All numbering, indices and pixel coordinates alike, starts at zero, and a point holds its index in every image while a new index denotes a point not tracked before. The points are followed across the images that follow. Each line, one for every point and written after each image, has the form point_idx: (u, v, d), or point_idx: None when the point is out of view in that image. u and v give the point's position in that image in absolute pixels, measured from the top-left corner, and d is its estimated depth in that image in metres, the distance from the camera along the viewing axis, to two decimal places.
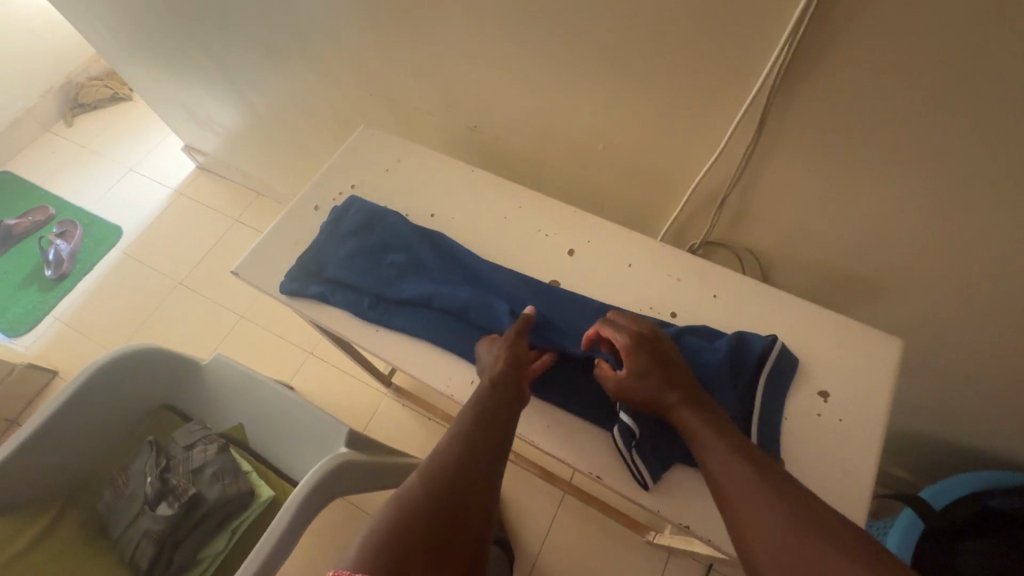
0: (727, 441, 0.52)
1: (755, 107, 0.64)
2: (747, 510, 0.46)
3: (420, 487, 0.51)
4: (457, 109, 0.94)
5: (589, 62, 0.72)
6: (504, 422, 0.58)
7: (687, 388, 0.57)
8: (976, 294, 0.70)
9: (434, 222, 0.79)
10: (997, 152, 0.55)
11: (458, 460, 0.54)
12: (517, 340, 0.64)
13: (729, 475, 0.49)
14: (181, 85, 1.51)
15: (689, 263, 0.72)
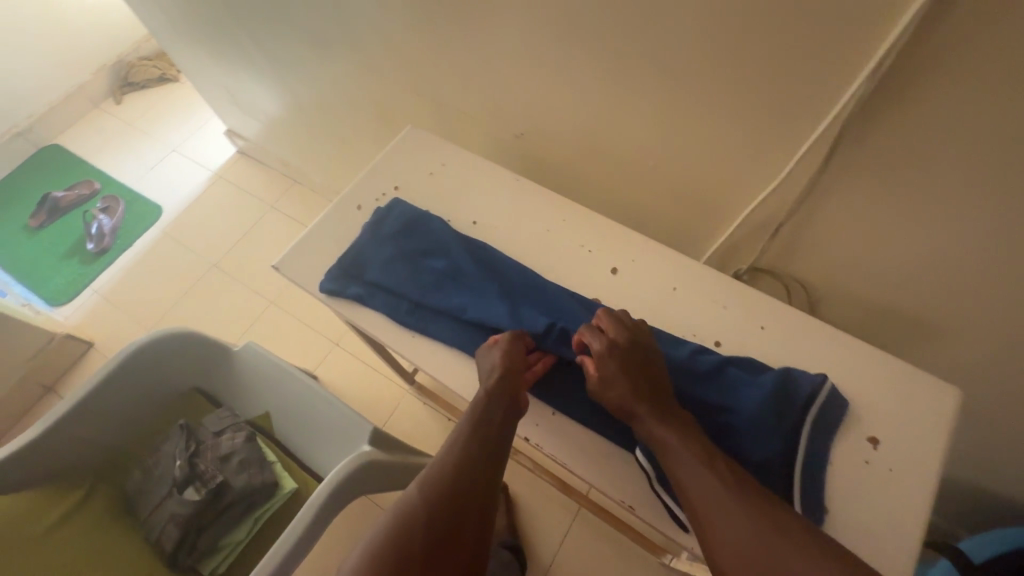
0: (696, 453, 0.53)
1: (823, 138, 0.61)
2: (711, 522, 0.50)
3: (419, 499, 0.56)
4: (504, 115, 0.93)
5: (647, 80, 0.70)
6: (499, 432, 0.61)
7: (659, 398, 0.58)
8: None
9: (475, 230, 0.78)
10: None
11: (456, 474, 0.57)
12: (514, 347, 0.64)
13: (695, 486, 0.52)
14: (229, 72, 1.53)
15: (737, 292, 0.70)
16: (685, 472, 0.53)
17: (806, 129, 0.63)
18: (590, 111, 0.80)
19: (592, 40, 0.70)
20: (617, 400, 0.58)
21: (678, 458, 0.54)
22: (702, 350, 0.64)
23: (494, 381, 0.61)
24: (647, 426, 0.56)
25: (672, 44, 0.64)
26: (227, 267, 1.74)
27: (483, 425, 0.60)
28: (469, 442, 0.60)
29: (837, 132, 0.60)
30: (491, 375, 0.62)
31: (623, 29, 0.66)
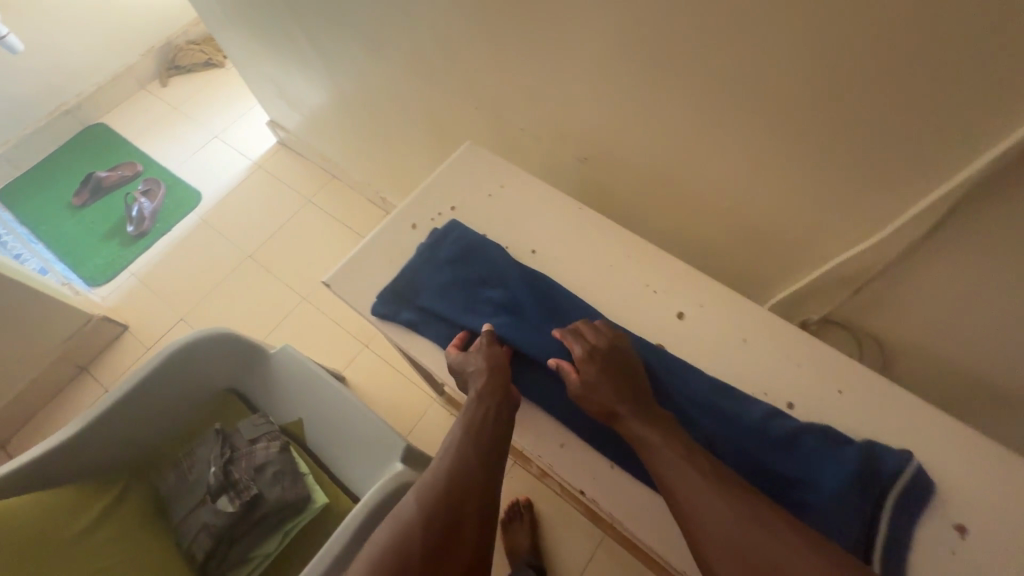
0: (676, 449, 0.54)
1: (940, 201, 0.57)
2: (695, 511, 0.49)
3: (414, 513, 0.55)
4: (565, 137, 0.89)
5: (733, 119, 0.66)
6: (492, 435, 0.61)
7: (638, 399, 0.59)
8: None
9: (534, 259, 0.75)
10: None
11: (453, 481, 0.57)
12: (496, 349, 0.66)
13: (678, 479, 0.52)
14: (278, 64, 1.51)
15: (815, 350, 0.66)
16: (665, 466, 0.53)
17: (920, 189, 0.58)
18: (663, 144, 0.76)
19: (679, 75, 0.66)
20: (597, 401, 0.59)
21: (659, 455, 0.54)
22: (776, 413, 0.60)
23: (482, 381, 0.63)
24: (628, 425, 0.57)
25: (772, 88, 0.60)
26: (261, 259, 1.74)
27: (476, 428, 0.61)
28: (465, 448, 0.60)
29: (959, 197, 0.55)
30: (479, 376, 0.63)
31: (718, 68, 0.62)
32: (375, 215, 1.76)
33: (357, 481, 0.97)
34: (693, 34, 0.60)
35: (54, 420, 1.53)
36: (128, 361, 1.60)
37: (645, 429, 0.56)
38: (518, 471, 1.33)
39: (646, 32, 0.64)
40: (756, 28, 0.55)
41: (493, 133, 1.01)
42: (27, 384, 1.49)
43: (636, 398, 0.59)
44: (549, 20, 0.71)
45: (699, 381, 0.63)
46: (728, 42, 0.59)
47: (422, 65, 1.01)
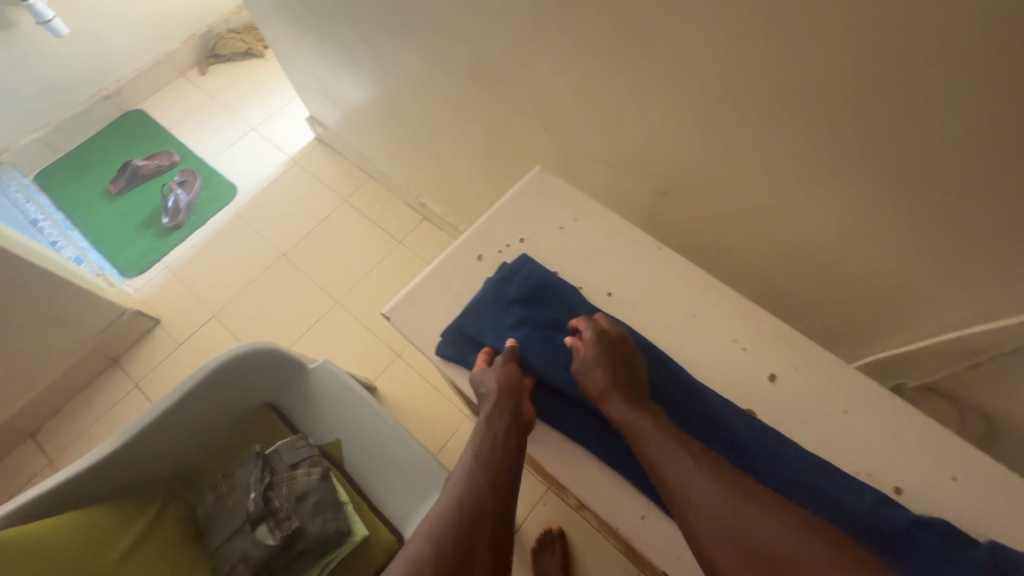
0: (672, 443, 0.56)
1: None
2: (683, 489, 0.52)
3: (423, 545, 0.54)
4: (641, 168, 0.83)
5: (852, 168, 0.61)
6: (501, 458, 0.60)
7: (635, 391, 0.61)
8: None
9: (610, 303, 0.71)
10: None
11: (462, 509, 0.56)
12: (511, 368, 0.65)
13: (665, 457, 0.55)
14: (325, 62, 1.46)
15: (925, 428, 0.60)
16: (654, 444, 0.56)
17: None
18: (758, 186, 0.71)
19: (794, 117, 0.60)
20: (596, 387, 0.61)
21: (648, 436, 0.57)
22: (886, 502, 0.54)
23: (492, 403, 0.62)
24: (624, 420, 0.59)
25: (907, 139, 0.54)
26: (295, 258, 1.70)
27: (487, 451, 0.61)
28: (474, 474, 0.59)
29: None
30: (490, 396, 0.62)
31: (843, 113, 0.56)
32: (412, 220, 1.71)
33: (393, 512, 0.90)
34: (820, 77, 0.55)
35: (84, 412, 1.53)
36: (159, 356, 1.59)
37: (638, 414, 0.58)
38: (550, 497, 1.27)
39: (762, 70, 0.58)
40: (901, 77, 0.50)
41: (557, 155, 0.96)
42: (60, 376, 1.49)
43: (633, 390, 0.61)
44: (647, 49, 0.66)
45: (799, 456, 0.58)
46: (862, 88, 0.53)
47: (486, 79, 0.96)
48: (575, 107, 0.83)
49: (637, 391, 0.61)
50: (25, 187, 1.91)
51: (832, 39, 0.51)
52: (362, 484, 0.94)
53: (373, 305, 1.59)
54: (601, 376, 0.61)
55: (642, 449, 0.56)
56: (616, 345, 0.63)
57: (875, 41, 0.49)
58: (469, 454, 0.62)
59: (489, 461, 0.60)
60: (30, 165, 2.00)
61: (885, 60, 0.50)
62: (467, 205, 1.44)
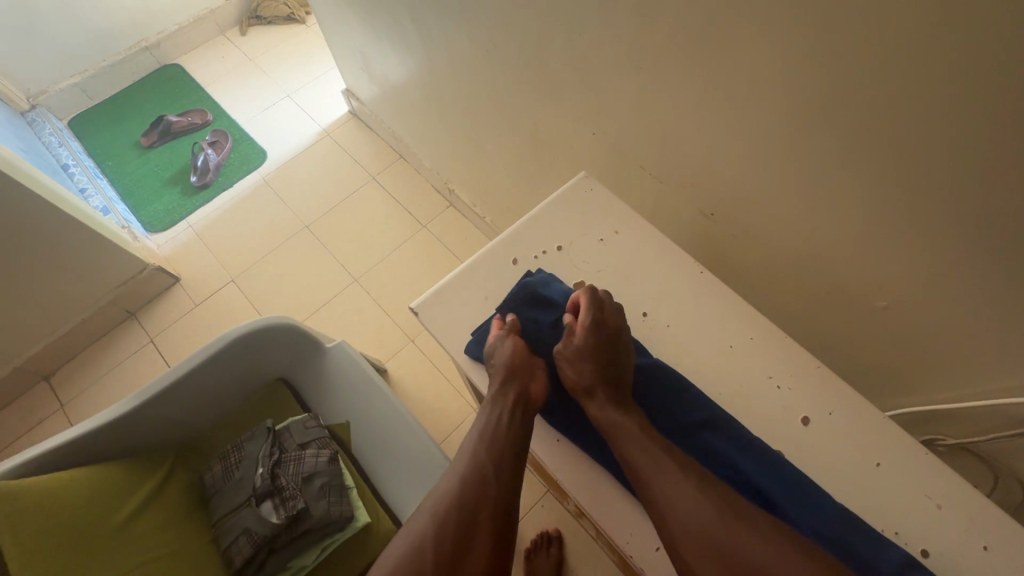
0: (649, 440, 0.55)
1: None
2: (667, 499, 0.51)
3: (430, 523, 0.53)
4: (686, 187, 0.81)
5: (916, 212, 0.57)
6: (505, 431, 0.59)
7: (619, 385, 0.60)
8: None
9: (644, 323, 0.69)
10: None
11: (464, 487, 0.55)
12: (520, 349, 0.65)
13: (640, 454, 0.54)
14: (369, 36, 1.43)
15: (960, 490, 0.57)
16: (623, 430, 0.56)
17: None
18: (814, 217, 0.67)
19: (868, 151, 0.57)
20: (577, 377, 0.61)
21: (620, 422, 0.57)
22: (913, 563, 0.52)
23: (501, 380, 0.62)
24: (598, 410, 0.59)
25: (987, 190, 0.51)
26: (317, 231, 1.69)
27: (493, 426, 0.59)
28: (481, 450, 0.58)
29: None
30: (499, 370, 0.62)
31: (923, 155, 0.53)
32: (438, 205, 1.70)
33: (393, 501, 0.90)
34: (906, 115, 0.51)
35: (96, 362, 1.54)
36: (174, 314, 1.59)
37: (620, 411, 0.58)
38: (550, 500, 1.27)
39: (842, 100, 0.55)
40: (987, 124, 0.47)
41: (602, 160, 0.93)
42: (77, 324, 1.51)
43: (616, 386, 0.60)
44: (716, 64, 0.63)
45: (827, 506, 0.55)
46: (950, 131, 0.50)
47: (535, 74, 0.94)
48: (628, 116, 0.81)
49: (616, 382, 0.60)
50: (58, 130, 1.91)
51: (925, 77, 0.48)
52: (368, 468, 0.94)
53: (392, 286, 1.58)
54: (583, 362, 0.61)
55: (613, 433, 0.57)
56: (600, 331, 0.62)
57: (971, 84, 0.46)
58: (476, 430, 0.60)
59: (495, 440, 0.58)
60: (66, 109, 2.01)
61: (982, 105, 0.46)
62: (497, 198, 1.42)
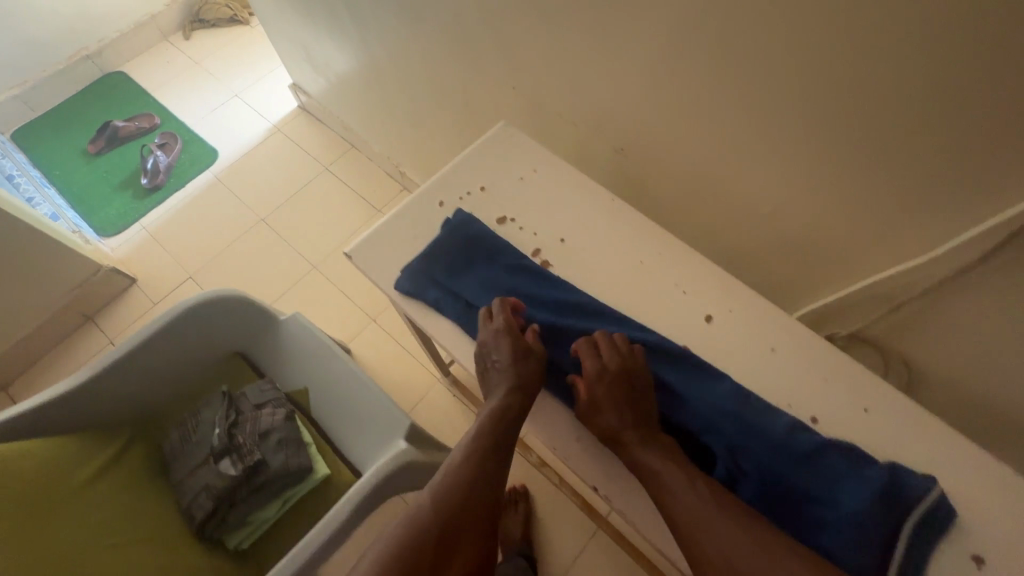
0: (675, 473, 0.54)
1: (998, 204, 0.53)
2: (691, 527, 0.51)
3: (426, 504, 0.55)
4: (602, 128, 0.86)
5: (789, 117, 0.63)
6: (505, 432, 0.60)
7: (645, 423, 0.58)
8: None
9: (562, 248, 0.73)
10: None
11: (462, 475, 0.57)
12: (529, 352, 0.63)
13: (662, 482, 0.54)
14: (309, 28, 1.46)
15: (846, 365, 0.64)
16: (647, 453, 0.56)
17: (993, 205, 0.55)
18: (710, 136, 0.73)
19: (743, 62, 0.62)
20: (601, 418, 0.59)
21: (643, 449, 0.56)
22: (800, 427, 0.58)
23: (504, 380, 0.61)
24: (626, 448, 0.57)
25: (839, 88, 0.57)
26: (273, 223, 1.71)
27: (489, 423, 0.61)
28: (476, 445, 0.59)
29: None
30: (499, 372, 0.62)
31: (786, 60, 0.59)
32: (392, 190, 1.73)
33: (358, 457, 0.96)
34: (767, 22, 0.57)
35: (55, 366, 1.53)
36: (133, 314, 1.59)
37: (649, 448, 0.56)
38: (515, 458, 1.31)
39: (714, 17, 0.60)
40: (827, 21, 0.53)
41: (527, 114, 0.98)
42: (33, 330, 1.50)
43: (641, 419, 0.59)
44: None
45: (726, 387, 0.61)
46: (804, 32, 0.55)
47: (459, 37, 0.98)
48: (544, 64, 0.86)
49: (642, 420, 0.58)
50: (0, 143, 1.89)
51: None
52: (329, 431, 0.99)
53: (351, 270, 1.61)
54: (603, 406, 0.59)
55: (634, 457, 0.56)
56: (612, 376, 0.60)
57: None
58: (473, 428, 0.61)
59: (491, 440, 0.60)
60: (7, 123, 1.98)
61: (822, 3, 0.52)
62: None
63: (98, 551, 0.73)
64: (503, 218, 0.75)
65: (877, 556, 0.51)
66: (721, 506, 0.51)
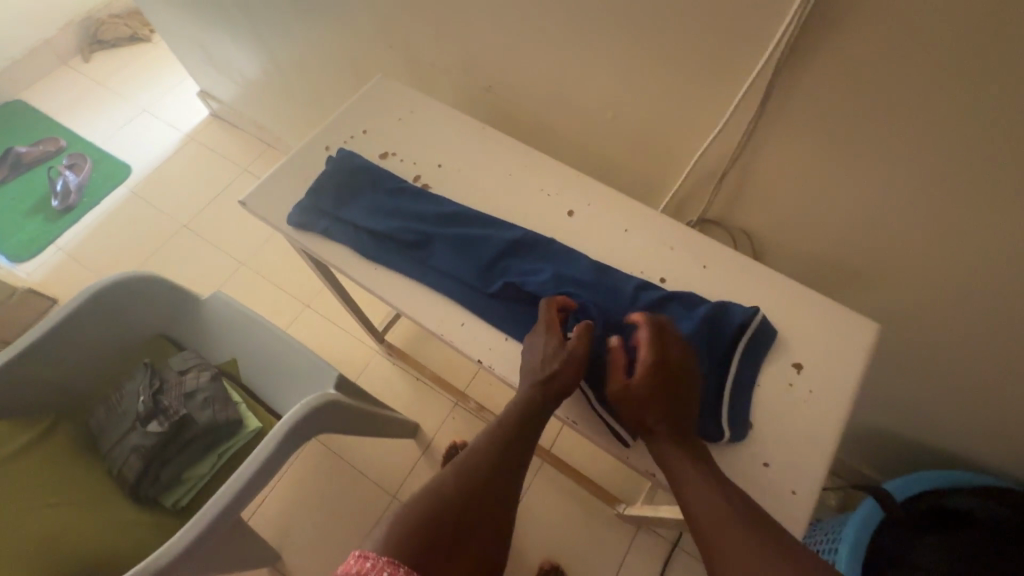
0: (705, 476, 0.55)
1: (762, 76, 0.65)
2: (712, 524, 0.52)
3: (451, 479, 0.57)
4: (472, 70, 0.95)
5: (603, 31, 0.74)
6: (529, 428, 0.60)
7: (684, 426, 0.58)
8: (945, 278, 0.72)
9: (440, 172, 0.81)
10: (967, 137, 0.58)
11: (488, 455, 0.58)
12: (569, 352, 0.61)
13: (691, 488, 0.54)
14: (203, 29, 1.48)
15: (685, 234, 0.75)
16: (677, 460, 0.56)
17: (756, 78, 0.66)
18: (555, 61, 0.83)
19: None
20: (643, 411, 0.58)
21: (676, 453, 0.56)
22: (644, 285, 0.69)
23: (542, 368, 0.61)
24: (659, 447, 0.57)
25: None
26: (196, 227, 1.72)
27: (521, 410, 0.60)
28: (505, 429, 0.60)
29: (779, 72, 0.64)
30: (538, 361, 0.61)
31: None
32: None
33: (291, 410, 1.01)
34: None
35: None
36: None
37: (685, 450, 0.57)
38: (458, 411, 1.36)
39: None
40: None
41: (411, 71, 1.05)
42: None
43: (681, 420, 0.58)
44: None
45: (584, 263, 0.71)
46: None
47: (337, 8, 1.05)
48: (414, 18, 0.94)
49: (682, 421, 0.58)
50: None
51: None
52: (260, 392, 1.04)
53: (280, 261, 1.64)
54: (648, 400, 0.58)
55: (667, 465, 0.57)
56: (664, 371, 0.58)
57: None
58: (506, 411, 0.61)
59: (520, 425, 0.60)
60: None
61: None
62: None
63: (35, 510, 0.78)
64: (385, 153, 0.83)
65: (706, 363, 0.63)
66: (747, 514, 0.52)
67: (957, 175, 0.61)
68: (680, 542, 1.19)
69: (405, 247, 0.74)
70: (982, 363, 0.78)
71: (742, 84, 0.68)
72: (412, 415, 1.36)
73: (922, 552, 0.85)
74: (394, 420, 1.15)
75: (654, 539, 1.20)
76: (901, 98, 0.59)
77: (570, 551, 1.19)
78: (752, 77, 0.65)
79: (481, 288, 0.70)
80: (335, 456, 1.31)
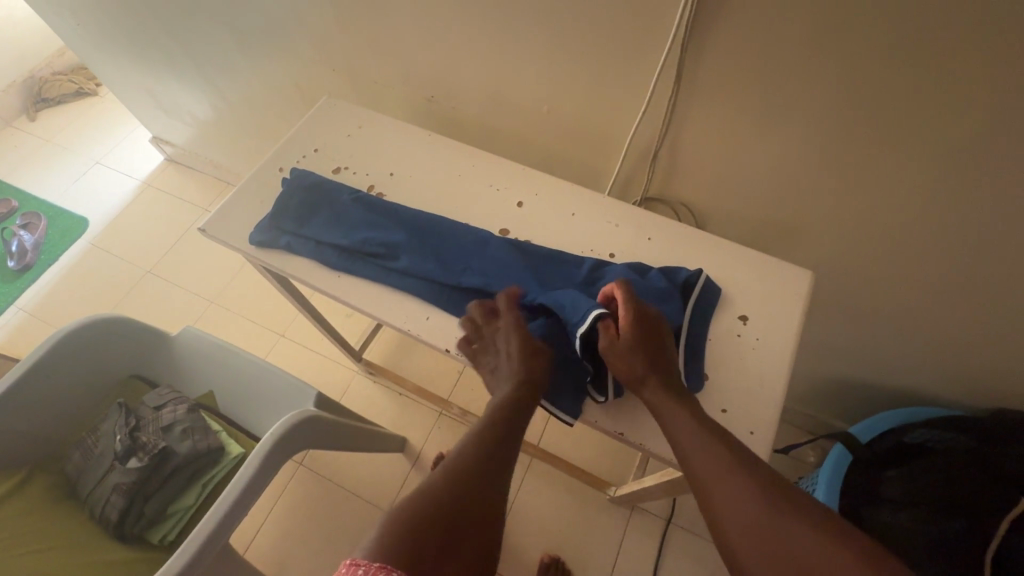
0: (700, 427, 0.55)
1: (671, 58, 0.71)
2: (710, 473, 0.51)
3: (437, 476, 0.53)
4: (416, 82, 1.00)
5: (527, 32, 0.79)
6: (517, 416, 0.61)
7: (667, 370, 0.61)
8: (867, 222, 0.79)
9: (393, 180, 0.85)
10: (853, 89, 0.65)
11: (475, 452, 0.56)
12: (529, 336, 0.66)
13: (713, 472, 0.51)
14: (149, 76, 1.49)
15: (628, 210, 0.80)
16: (703, 463, 0.52)
17: (668, 60, 0.72)
18: (491, 65, 0.88)
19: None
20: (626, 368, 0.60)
21: (698, 449, 0.53)
22: (598, 265, 0.73)
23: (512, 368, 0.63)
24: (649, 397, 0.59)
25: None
26: (160, 271, 1.71)
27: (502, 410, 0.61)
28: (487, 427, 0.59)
29: (686, 53, 0.70)
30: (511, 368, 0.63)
31: None
32: None
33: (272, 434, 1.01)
34: None
35: None
36: None
37: (672, 400, 0.58)
38: (443, 420, 1.38)
39: None
40: None
41: (359, 90, 1.10)
42: None
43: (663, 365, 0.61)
44: None
45: (539, 252, 0.75)
46: None
47: (281, 39, 1.09)
48: (352, 39, 0.98)
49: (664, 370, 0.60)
50: None
51: None
52: (239, 420, 1.04)
53: (251, 294, 1.64)
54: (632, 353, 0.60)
55: (692, 467, 0.53)
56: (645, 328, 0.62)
57: None
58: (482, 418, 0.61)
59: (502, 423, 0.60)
60: None
61: None
62: None
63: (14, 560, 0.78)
64: (338, 168, 0.86)
65: (677, 315, 0.66)
66: (746, 465, 0.51)
67: (854, 126, 0.69)
68: (672, 514, 1.22)
69: (365, 255, 0.76)
70: (914, 296, 0.85)
71: (656, 68, 0.74)
72: (398, 428, 1.37)
73: (890, 486, 0.90)
74: (378, 432, 1.16)
75: (647, 516, 1.23)
76: (792, 63, 0.66)
77: (569, 539, 1.21)
78: (663, 60, 0.72)
79: (444, 284, 0.73)
80: (323, 479, 1.31)
